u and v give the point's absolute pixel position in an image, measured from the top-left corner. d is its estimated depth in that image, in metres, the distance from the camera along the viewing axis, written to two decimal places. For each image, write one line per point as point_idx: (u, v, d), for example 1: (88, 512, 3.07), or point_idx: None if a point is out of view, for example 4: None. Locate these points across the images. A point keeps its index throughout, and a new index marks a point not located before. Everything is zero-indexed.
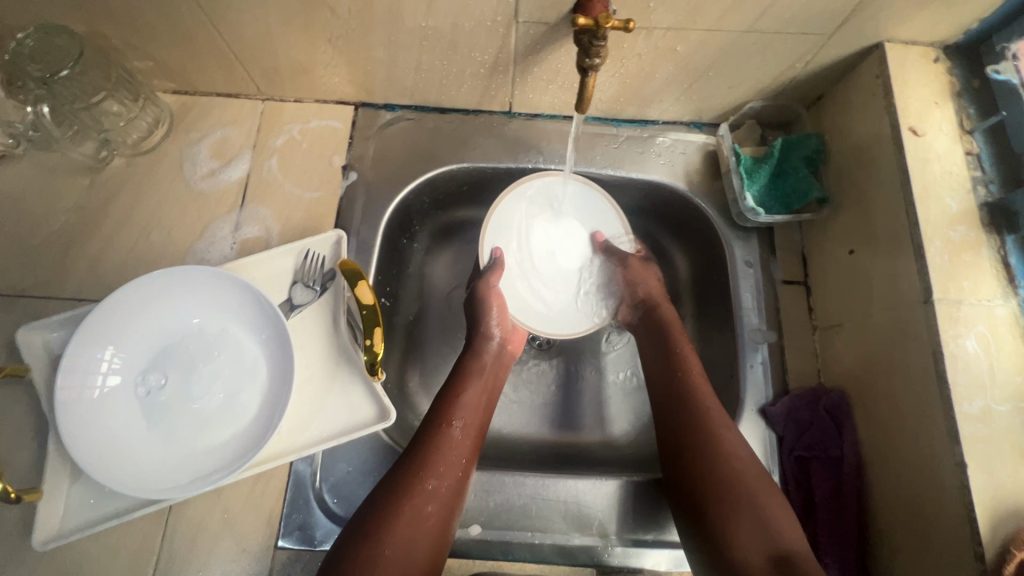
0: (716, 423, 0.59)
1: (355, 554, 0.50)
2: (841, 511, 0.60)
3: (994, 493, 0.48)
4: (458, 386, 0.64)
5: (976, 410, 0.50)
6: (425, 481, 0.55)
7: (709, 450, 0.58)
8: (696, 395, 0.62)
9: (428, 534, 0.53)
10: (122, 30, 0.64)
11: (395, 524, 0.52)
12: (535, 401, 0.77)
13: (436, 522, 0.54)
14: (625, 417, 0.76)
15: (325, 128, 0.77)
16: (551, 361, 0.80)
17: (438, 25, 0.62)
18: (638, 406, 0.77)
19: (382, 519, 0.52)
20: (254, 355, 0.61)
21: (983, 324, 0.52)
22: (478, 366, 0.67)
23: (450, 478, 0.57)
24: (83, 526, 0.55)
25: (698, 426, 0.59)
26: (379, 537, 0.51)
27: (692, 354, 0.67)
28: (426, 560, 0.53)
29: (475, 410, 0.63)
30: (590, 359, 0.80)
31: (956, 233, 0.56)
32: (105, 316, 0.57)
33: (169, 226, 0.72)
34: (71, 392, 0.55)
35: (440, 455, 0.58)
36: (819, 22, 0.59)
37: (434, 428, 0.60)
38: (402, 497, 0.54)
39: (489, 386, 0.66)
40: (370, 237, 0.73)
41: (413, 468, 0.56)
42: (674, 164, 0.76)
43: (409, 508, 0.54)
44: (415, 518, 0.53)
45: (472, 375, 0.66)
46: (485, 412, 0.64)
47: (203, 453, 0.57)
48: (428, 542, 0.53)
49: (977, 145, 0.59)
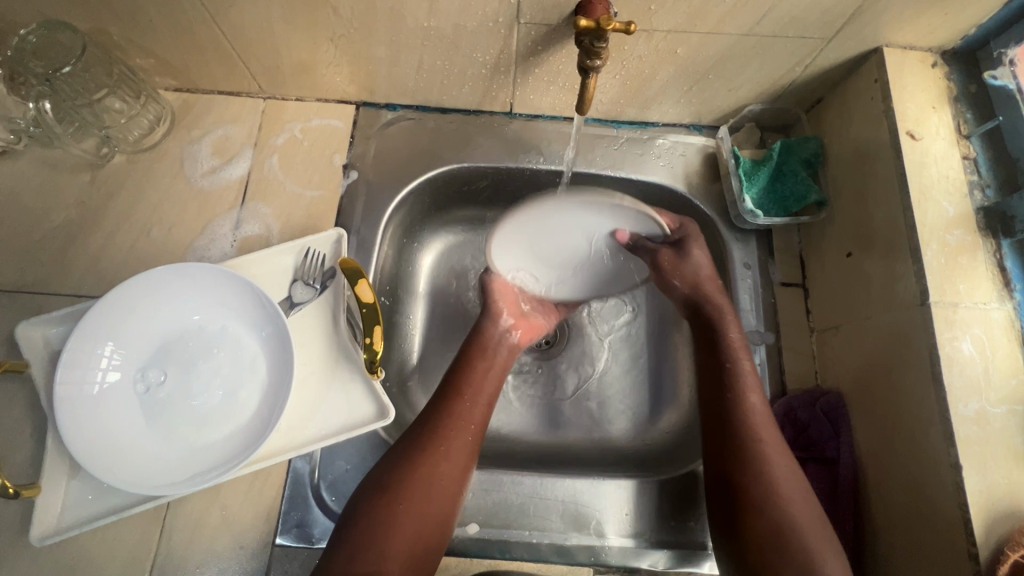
0: (757, 429, 0.59)
1: (374, 502, 0.55)
2: (838, 511, 0.60)
3: (988, 494, 0.48)
4: (467, 360, 0.67)
5: (971, 412, 0.50)
6: (438, 442, 0.59)
7: (764, 496, 0.55)
8: (753, 434, 0.58)
9: (444, 492, 0.57)
10: (125, 27, 0.64)
11: (412, 479, 0.56)
12: (535, 400, 0.78)
13: (450, 482, 0.58)
14: (624, 419, 0.76)
15: (326, 127, 0.78)
16: (551, 361, 0.80)
17: (439, 25, 0.62)
18: (636, 407, 0.77)
19: (399, 473, 0.57)
20: (253, 353, 0.61)
21: (979, 326, 0.53)
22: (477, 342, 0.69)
23: (459, 443, 0.60)
24: (80, 522, 0.55)
25: (753, 470, 0.56)
26: (392, 497, 0.55)
27: (756, 388, 0.62)
28: (441, 516, 0.56)
29: (483, 379, 0.66)
30: (593, 360, 0.80)
31: (953, 236, 0.56)
32: (107, 312, 0.57)
33: (170, 223, 0.72)
34: (70, 387, 0.55)
35: (449, 422, 0.61)
36: (819, 26, 0.59)
37: (446, 395, 0.63)
38: (419, 455, 0.58)
39: (500, 364, 0.69)
40: (370, 236, 0.73)
41: (427, 430, 0.60)
42: (674, 166, 0.77)
43: (423, 471, 0.57)
44: (429, 476, 0.57)
45: (479, 351, 0.68)
46: (495, 385, 0.67)
47: (203, 450, 0.57)
48: (445, 502, 0.57)
49: (974, 149, 0.60)
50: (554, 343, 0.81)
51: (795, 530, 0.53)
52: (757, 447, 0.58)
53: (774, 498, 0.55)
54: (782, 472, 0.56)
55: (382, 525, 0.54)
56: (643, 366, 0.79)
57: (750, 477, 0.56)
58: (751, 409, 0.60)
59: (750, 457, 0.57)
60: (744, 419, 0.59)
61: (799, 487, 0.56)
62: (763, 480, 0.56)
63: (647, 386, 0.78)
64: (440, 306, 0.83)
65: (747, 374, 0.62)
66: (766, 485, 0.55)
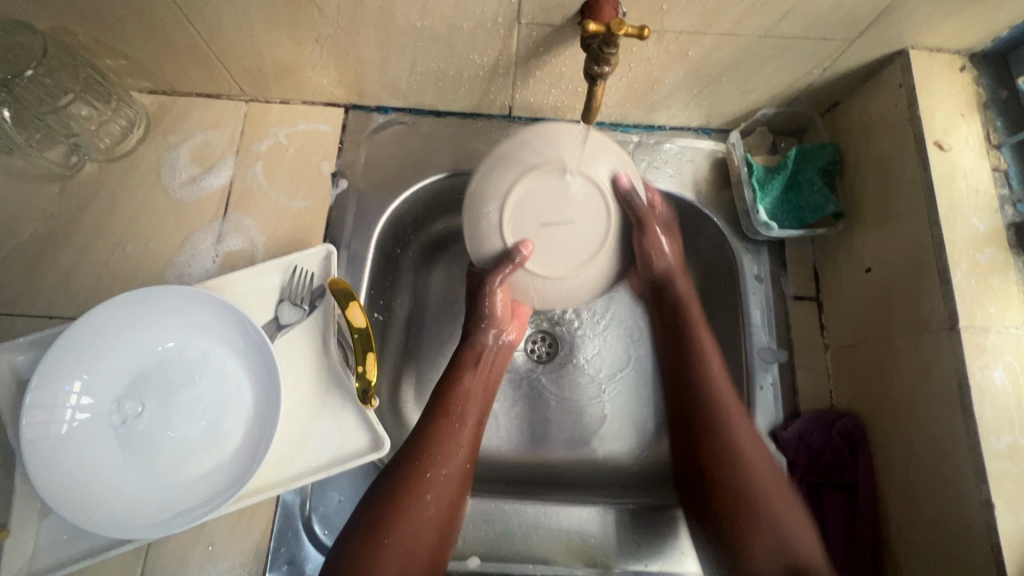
0: (720, 393, 0.61)
1: (360, 541, 0.52)
2: (856, 542, 0.57)
3: (1022, 535, 0.46)
4: (457, 373, 0.63)
5: (1004, 446, 0.48)
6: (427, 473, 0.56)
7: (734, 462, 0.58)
8: (726, 415, 0.60)
9: (431, 529, 0.54)
10: (92, 27, 0.59)
11: (399, 514, 0.53)
12: (534, 416, 0.74)
13: (436, 517, 0.55)
14: (608, 439, 0.73)
15: (312, 132, 0.73)
16: (551, 373, 0.76)
17: (434, 26, 0.57)
18: (621, 422, 0.74)
19: (389, 507, 0.53)
20: (237, 380, 0.57)
21: (1011, 353, 0.50)
22: (462, 359, 0.64)
23: (451, 467, 0.57)
24: (53, 567, 0.52)
25: (728, 456, 0.58)
26: (382, 532, 0.52)
27: (714, 356, 0.64)
28: (429, 553, 0.54)
29: (476, 397, 0.62)
30: (573, 376, 0.76)
31: (984, 255, 0.53)
32: (74, 344, 0.53)
33: (146, 237, 0.67)
34: (36, 426, 0.51)
35: (440, 446, 0.57)
36: (843, 27, 0.55)
37: (437, 418, 0.59)
38: (409, 489, 0.54)
39: (488, 377, 0.65)
40: (361, 250, 0.69)
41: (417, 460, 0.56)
42: (682, 173, 0.73)
43: (415, 503, 0.54)
44: (419, 511, 0.54)
45: (470, 363, 0.64)
46: (486, 399, 0.64)
47: (184, 488, 0.53)
48: (430, 535, 0.54)
49: (1004, 160, 0.56)
50: (556, 356, 0.77)
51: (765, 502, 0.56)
52: (719, 412, 0.60)
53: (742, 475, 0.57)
54: (753, 453, 0.58)
55: (369, 561, 0.51)
56: (620, 384, 0.76)
57: (718, 460, 0.58)
58: (713, 375, 0.62)
59: (718, 425, 0.60)
60: (709, 401, 0.61)
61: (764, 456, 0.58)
62: (733, 462, 0.58)
63: (632, 403, 0.75)
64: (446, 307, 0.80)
65: (709, 356, 0.64)
66: (735, 466, 0.58)
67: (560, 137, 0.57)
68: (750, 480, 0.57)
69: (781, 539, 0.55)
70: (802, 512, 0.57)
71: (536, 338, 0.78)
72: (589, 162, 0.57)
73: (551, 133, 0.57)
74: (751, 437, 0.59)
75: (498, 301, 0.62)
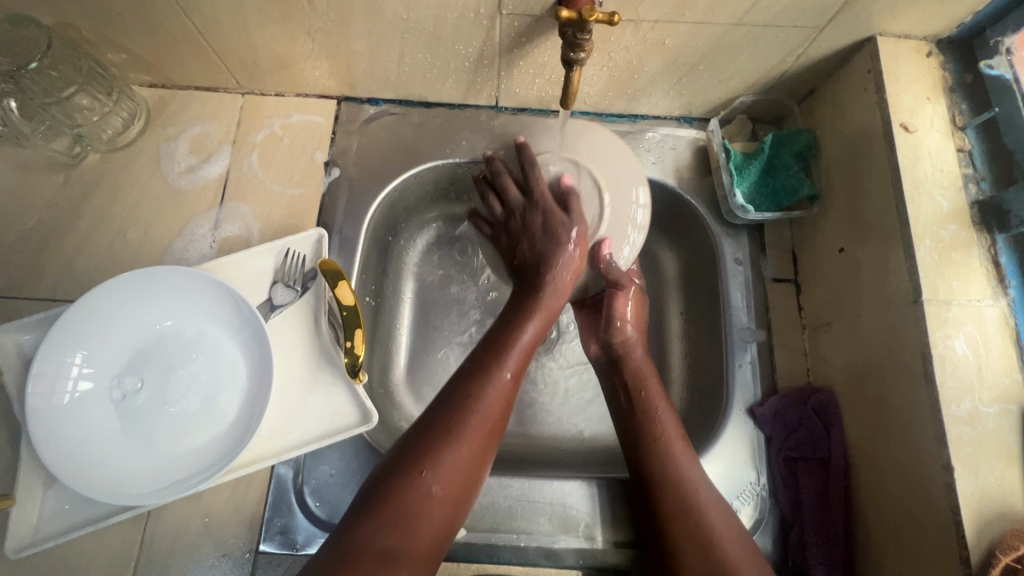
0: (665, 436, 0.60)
1: (399, 477, 0.50)
2: (828, 510, 0.59)
3: (980, 496, 0.48)
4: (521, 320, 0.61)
5: (964, 412, 0.50)
6: (469, 417, 0.53)
7: (684, 516, 0.55)
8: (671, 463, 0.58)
9: (466, 480, 0.52)
10: (95, 22, 0.61)
11: (441, 454, 0.51)
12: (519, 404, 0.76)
13: (474, 466, 0.52)
14: (595, 419, 0.76)
15: (306, 123, 0.76)
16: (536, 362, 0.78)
17: (419, 18, 0.60)
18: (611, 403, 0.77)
19: (428, 449, 0.51)
20: (232, 356, 0.60)
21: (972, 324, 0.52)
22: (546, 304, 0.62)
23: (495, 412, 0.54)
24: (56, 534, 0.54)
25: (671, 509, 0.55)
26: (424, 471, 0.50)
27: (662, 405, 0.62)
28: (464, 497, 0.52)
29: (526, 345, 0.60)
30: (562, 358, 0.79)
31: (947, 231, 0.55)
32: (77, 321, 0.56)
33: (147, 224, 0.70)
34: (40, 397, 0.53)
35: (485, 389, 0.55)
36: (810, 16, 0.58)
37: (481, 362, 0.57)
38: (450, 433, 0.52)
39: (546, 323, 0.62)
40: (353, 236, 0.72)
41: (459, 404, 0.54)
42: (664, 160, 0.75)
43: (459, 444, 0.52)
44: (461, 455, 0.51)
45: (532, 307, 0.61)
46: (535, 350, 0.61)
47: (180, 458, 0.56)
48: (469, 478, 0.52)
49: (969, 141, 0.58)
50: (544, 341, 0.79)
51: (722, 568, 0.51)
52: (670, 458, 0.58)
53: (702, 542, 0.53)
54: (719, 526, 0.54)
55: (410, 498, 0.49)
56: None
57: (681, 534, 0.54)
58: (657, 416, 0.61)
59: (663, 472, 0.57)
60: (669, 476, 0.57)
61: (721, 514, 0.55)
62: (697, 538, 0.53)
63: None
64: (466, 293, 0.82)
65: (666, 423, 0.61)
66: (697, 538, 0.53)
67: (594, 141, 0.66)
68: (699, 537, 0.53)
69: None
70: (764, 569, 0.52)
71: None
72: (577, 143, 0.66)
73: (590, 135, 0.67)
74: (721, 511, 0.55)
75: (563, 257, 0.63)
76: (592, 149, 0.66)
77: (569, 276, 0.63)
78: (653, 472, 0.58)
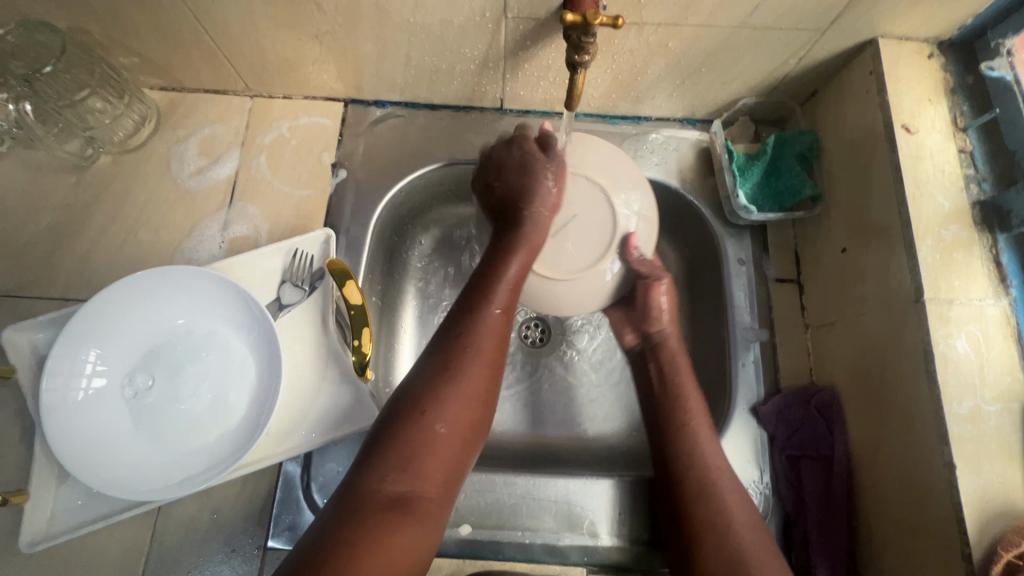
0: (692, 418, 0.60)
1: (403, 419, 0.49)
2: (832, 509, 0.60)
3: (982, 493, 0.48)
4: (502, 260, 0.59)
5: (966, 410, 0.50)
6: (467, 363, 0.53)
7: (705, 500, 0.55)
8: (693, 444, 0.59)
9: (471, 420, 0.51)
10: (107, 26, 0.63)
11: (442, 395, 0.51)
12: (567, 403, 0.77)
13: (478, 405, 0.52)
14: (603, 418, 0.76)
15: (314, 125, 0.77)
16: (569, 361, 0.79)
17: (426, 21, 0.61)
18: (617, 402, 0.77)
19: (430, 396, 0.50)
20: (241, 355, 0.61)
21: (974, 323, 0.52)
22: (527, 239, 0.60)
23: (492, 353, 0.55)
24: (69, 528, 0.55)
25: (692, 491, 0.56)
26: (426, 412, 0.50)
27: (693, 390, 0.63)
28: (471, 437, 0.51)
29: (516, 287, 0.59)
30: (568, 358, 0.79)
31: (948, 231, 0.55)
32: (90, 319, 0.57)
33: (157, 224, 0.71)
34: (55, 394, 0.54)
35: (481, 330, 0.55)
36: (812, 18, 0.58)
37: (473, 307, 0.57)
38: (450, 378, 0.52)
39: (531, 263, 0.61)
40: (360, 236, 0.73)
41: (453, 347, 0.54)
42: (668, 162, 0.75)
43: (459, 384, 0.52)
44: (462, 394, 0.51)
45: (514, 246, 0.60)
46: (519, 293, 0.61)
47: (191, 454, 0.57)
48: (474, 419, 0.52)
49: (970, 142, 0.59)
50: (549, 340, 0.80)
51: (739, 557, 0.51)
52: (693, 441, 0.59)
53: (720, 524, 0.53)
54: (737, 514, 0.53)
55: (417, 440, 0.48)
56: (615, 366, 0.79)
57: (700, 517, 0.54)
58: (687, 395, 0.62)
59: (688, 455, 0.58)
60: (696, 464, 0.57)
61: (742, 502, 0.55)
62: (715, 524, 0.53)
63: (624, 383, 0.78)
64: (448, 307, 0.81)
65: (695, 409, 0.61)
66: (712, 520, 0.53)
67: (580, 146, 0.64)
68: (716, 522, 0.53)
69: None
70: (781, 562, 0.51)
71: (530, 325, 0.81)
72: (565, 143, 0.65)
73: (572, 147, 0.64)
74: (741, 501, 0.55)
75: (544, 189, 0.61)
76: (582, 157, 0.63)
77: (548, 210, 0.61)
78: (678, 451, 0.59)
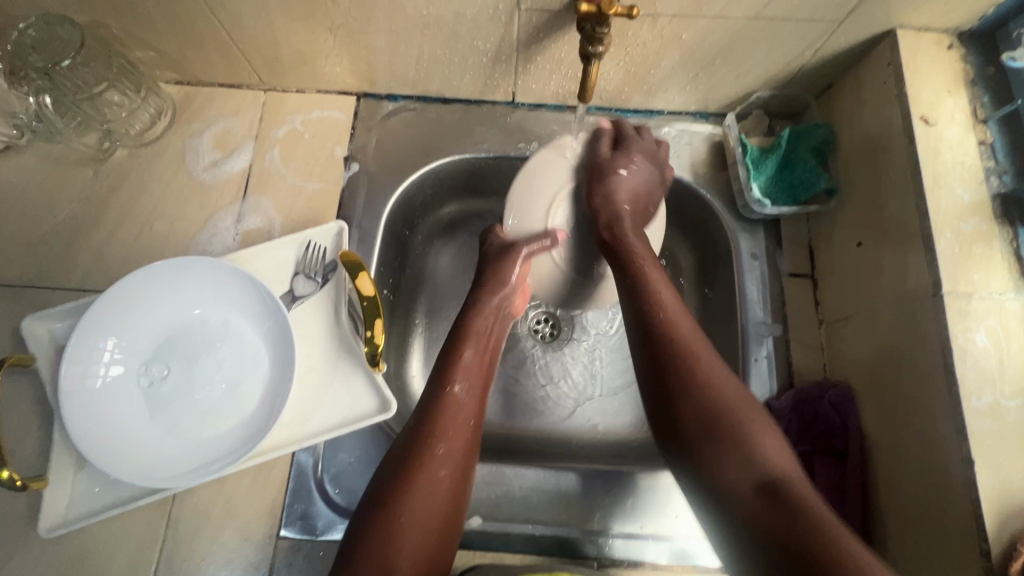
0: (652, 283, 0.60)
1: (372, 519, 0.51)
2: (845, 505, 0.59)
3: (1001, 489, 0.47)
4: (456, 349, 0.63)
5: (985, 405, 0.49)
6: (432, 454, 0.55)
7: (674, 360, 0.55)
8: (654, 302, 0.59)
9: (445, 506, 0.54)
10: (125, 19, 0.64)
11: (409, 493, 0.53)
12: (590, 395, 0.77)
13: (451, 492, 0.55)
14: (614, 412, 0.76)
15: (326, 119, 0.77)
16: (591, 353, 0.79)
17: (439, 13, 0.61)
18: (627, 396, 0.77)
19: (392, 492, 0.53)
20: (255, 346, 0.61)
21: (994, 317, 0.51)
22: (477, 328, 0.65)
23: (460, 440, 0.57)
24: (86, 515, 0.56)
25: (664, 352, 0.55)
26: (394, 509, 0.52)
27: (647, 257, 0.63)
28: (444, 522, 0.54)
29: (476, 371, 0.63)
30: (578, 352, 0.79)
31: (968, 225, 0.54)
32: (108, 309, 0.58)
33: (172, 217, 0.72)
34: (73, 382, 0.55)
35: (445, 418, 0.58)
36: (829, 9, 0.58)
37: (436, 392, 0.59)
38: (411, 471, 0.54)
39: (488, 347, 0.65)
40: (371, 228, 0.73)
41: (417, 439, 0.56)
42: (681, 156, 0.75)
43: (425, 475, 0.54)
44: (432, 485, 0.54)
45: (469, 336, 0.64)
46: (486, 373, 0.64)
47: (205, 443, 0.57)
48: (443, 506, 0.54)
49: (991, 134, 0.58)
50: (560, 335, 0.80)
51: (732, 424, 0.51)
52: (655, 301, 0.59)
53: (730, 408, 0.52)
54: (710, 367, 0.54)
55: (386, 536, 0.50)
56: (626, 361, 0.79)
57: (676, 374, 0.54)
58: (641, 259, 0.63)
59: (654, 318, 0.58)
60: (659, 323, 0.57)
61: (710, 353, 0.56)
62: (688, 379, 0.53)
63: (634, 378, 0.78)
64: (459, 301, 0.82)
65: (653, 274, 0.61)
66: (685, 377, 0.54)
67: (547, 164, 0.71)
68: (692, 380, 0.53)
69: (760, 467, 0.49)
70: (789, 449, 0.51)
71: (540, 320, 0.81)
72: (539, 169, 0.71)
73: (535, 178, 0.71)
74: (711, 356, 0.55)
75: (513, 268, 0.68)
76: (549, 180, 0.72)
77: (517, 286, 0.69)
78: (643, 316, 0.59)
